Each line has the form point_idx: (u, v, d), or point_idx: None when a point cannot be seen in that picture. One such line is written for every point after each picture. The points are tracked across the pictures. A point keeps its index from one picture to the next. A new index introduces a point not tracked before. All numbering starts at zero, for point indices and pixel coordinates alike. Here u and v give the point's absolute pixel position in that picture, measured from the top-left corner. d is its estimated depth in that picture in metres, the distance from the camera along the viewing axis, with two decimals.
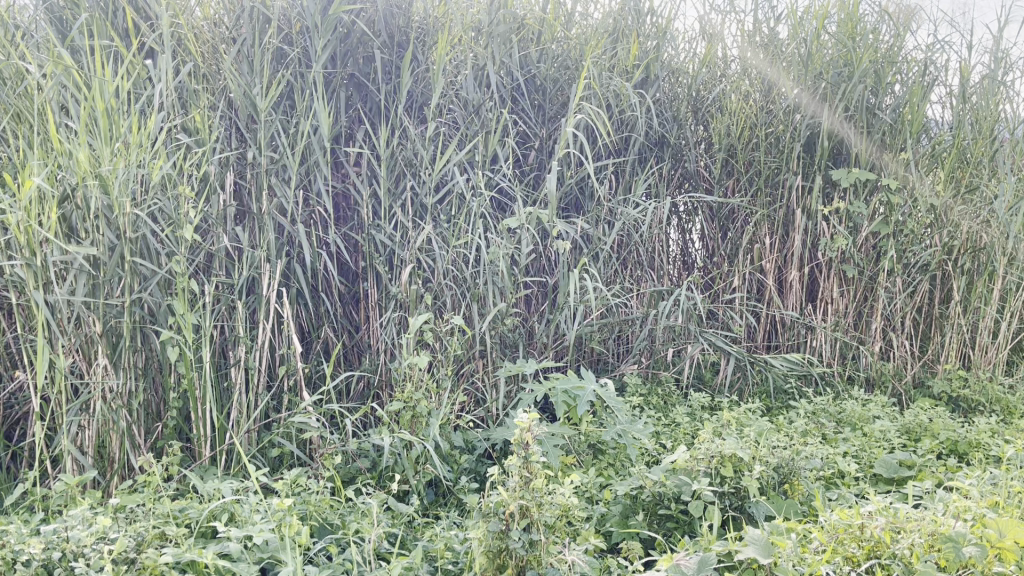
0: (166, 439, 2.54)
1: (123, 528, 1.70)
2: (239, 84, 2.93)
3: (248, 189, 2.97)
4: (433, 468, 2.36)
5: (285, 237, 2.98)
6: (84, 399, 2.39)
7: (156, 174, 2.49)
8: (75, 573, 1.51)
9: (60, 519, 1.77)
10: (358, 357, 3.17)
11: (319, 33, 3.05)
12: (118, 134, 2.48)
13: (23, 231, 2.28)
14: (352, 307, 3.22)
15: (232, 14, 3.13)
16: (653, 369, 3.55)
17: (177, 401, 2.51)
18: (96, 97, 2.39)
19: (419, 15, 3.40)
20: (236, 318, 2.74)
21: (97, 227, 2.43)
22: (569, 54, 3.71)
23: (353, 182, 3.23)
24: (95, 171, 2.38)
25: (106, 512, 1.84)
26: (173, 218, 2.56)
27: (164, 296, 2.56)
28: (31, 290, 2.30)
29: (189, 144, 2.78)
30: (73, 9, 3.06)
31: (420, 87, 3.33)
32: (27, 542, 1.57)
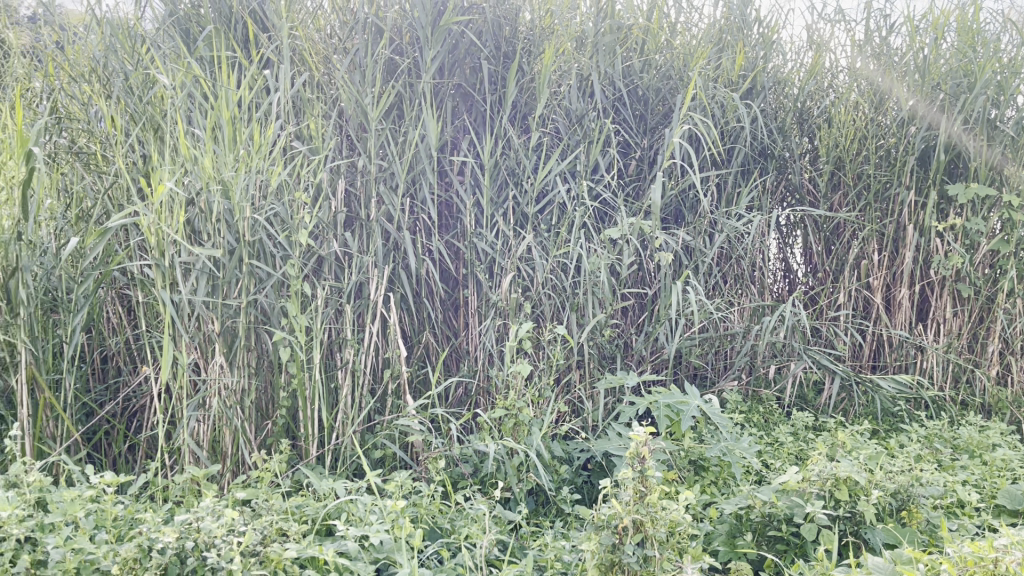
0: (275, 437, 2.62)
1: (249, 521, 1.76)
2: (351, 93, 3.02)
3: (357, 196, 3.05)
4: (535, 477, 2.37)
5: (391, 243, 3.04)
6: (203, 395, 2.49)
7: (275, 179, 2.59)
8: (207, 564, 1.59)
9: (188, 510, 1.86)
10: (457, 363, 3.20)
11: (429, 45, 3.11)
12: (241, 141, 2.59)
13: (153, 233, 2.41)
14: (451, 314, 3.26)
15: (346, 26, 3.23)
16: (753, 386, 3.47)
17: (288, 400, 2.60)
18: (222, 106, 2.51)
19: (526, 26, 3.43)
20: (343, 321, 2.81)
21: (219, 230, 2.54)
22: (673, 64, 3.67)
23: (457, 191, 3.27)
24: (219, 177, 2.49)
25: (228, 506, 1.92)
26: (289, 222, 2.65)
27: (278, 298, 2.66)
28: (158, 289, 2.42)
29: (304, 151, 2.88)
30: (199, 22, 3.23)
31: (525, 96, 3.36)
32: (161, 531, 1.65)
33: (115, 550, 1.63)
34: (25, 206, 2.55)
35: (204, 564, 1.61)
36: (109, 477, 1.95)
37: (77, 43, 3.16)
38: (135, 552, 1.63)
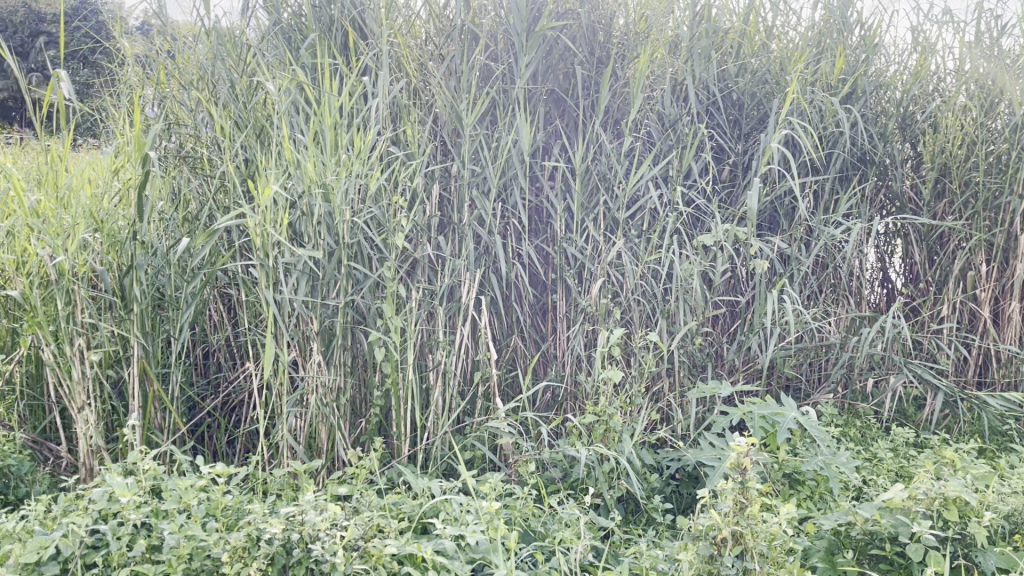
0: (369, 435, 2.68)
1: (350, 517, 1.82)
2: (446, 99, 3.07)
3: (450, 201, 3.10)
4: (626, 484, 2.36)
5: (483, 247, 3.07)
6: (301, 392, 2.57)
7: (373, 183, 2.65)
8: (313, 556, 1.64)
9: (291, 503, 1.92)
10: (546, 367, 3.21)
11: (524, 50, 3.13)
12: (342, 146, 2.67)
13: (260, 234, 2.50)
14: (540, 318, 3.26)
15: (442, 33, 3.29)
16: (850, 399, 3.36)
17: (381, 399, 2.65)
18: (325, 113, 2.59)
19: (620, 31, 3.42)
20: (435, 323, 2.85)
21: (319, 233, 2.61)
22: (770, 68, 3.59)
23: (548, 195, 3.27)
24: (321, 181, 2.57)
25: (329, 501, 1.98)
26: (386, 226, 2.71)
27: (374, 299, 2.72)
28: (262, 289, 2.51)
29: (401, 156, 2.94)
30: (301, 31, 3.33)
31: (618, 101, 3.34)
32: (269, 521, 1.72)
33: (226, 539, 1.70)
34: (140, 208, 2.68)
35: (310, 556, 1.67)
36: (216, 469, 2.03)
37: (186, 52, 3.30)
38: (244, 541, 1.70)
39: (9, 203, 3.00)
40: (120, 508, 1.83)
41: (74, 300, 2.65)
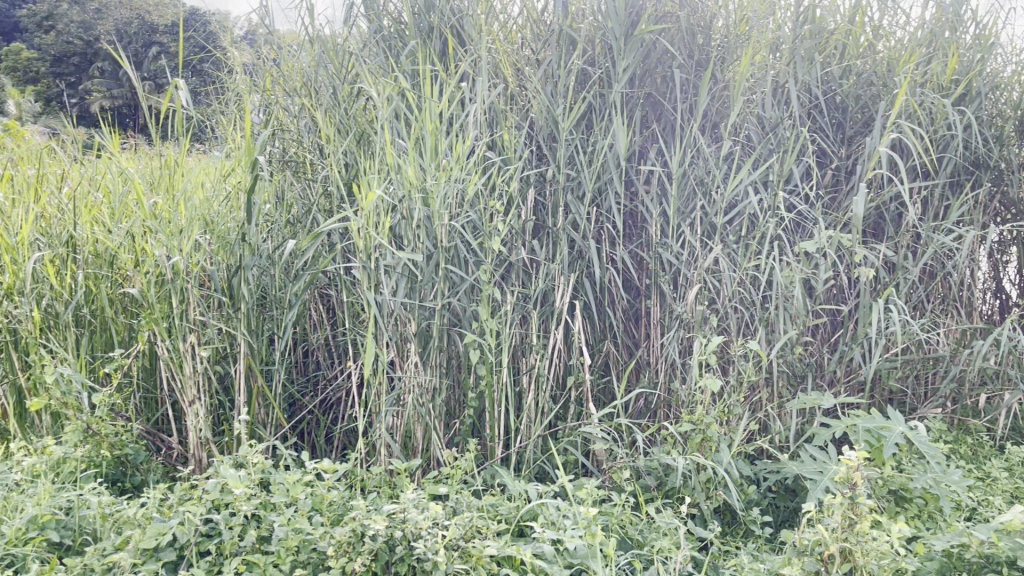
0: (463, 436, 2.71)
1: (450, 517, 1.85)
2: (544, 104, 3.08)
3: (546, 205, 3.10)
4: (724, 495, 2.32)
5: (577, 252, 3.07)
6: (398, 392, 2.62)
7: (472, 188, 2.68)
8: (416, 554, 1.68)
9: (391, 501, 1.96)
10: (639, 373, 3.18)
11: (622, 55, 3.10)
12: (442, 151, 2.71)
13: (362, 237, 2.56)
14: (634, 324, 3.24)
15: (540, 38, 3.30)
16: (960, 415, 3.21)
17: (476, 401, 2.68)
18: (426, 119, 2.63)
19: (720, 33, 3.36)
20: (530, 327, 2.86)
21: (419, 236, 2.66)
22: (876, 70, 3.47)
23: (643, 200, 3.24)
24: (421, 185, 2.62)
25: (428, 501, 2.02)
26: (483, 230, 2.74)
27: (470, 302, 2.75)
28: (364, 290, 2.57)
29: (498, 161, 2.97)
30: (402, 39, 3.40)
31: (717, 104, 3.28)
32: (373, 518, 1.76)
33: (332, 533, 1.76)
34: (249, 211, 2.79)
35: (412, 553, 1.70)
36: (321, 464, 2.10)
37: (291, 60, 3.41)
38: (349, 536, 1.75)
39: (128, 206, 3.16)
40: (232, 499, 1.91)
41: (188, 298, 2.78)
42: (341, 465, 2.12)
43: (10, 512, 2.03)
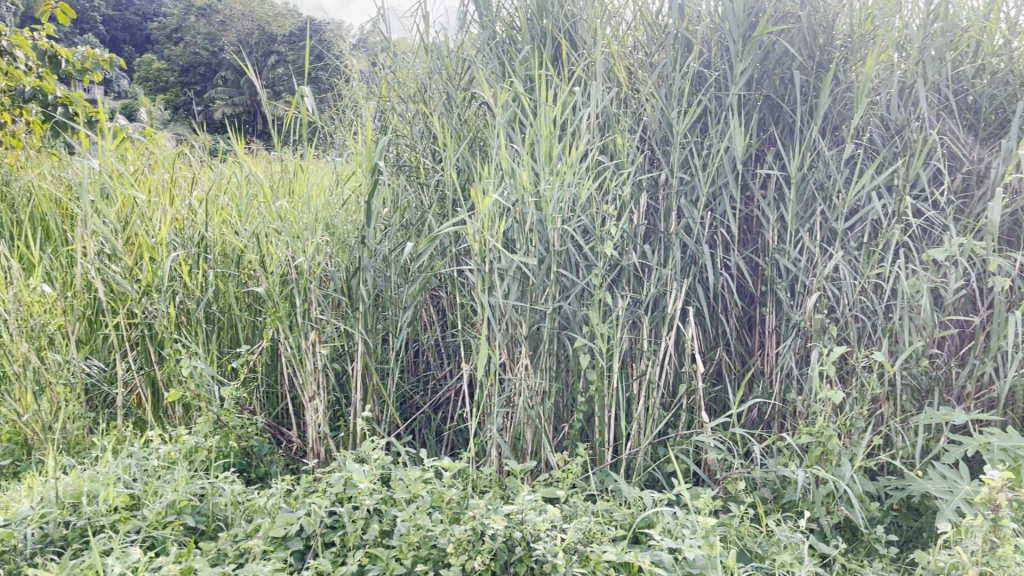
0: (572, 440, 2.71)
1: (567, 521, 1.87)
2: (658, 108, 3.04)
3: (658, 210, 3.07)
4: (846, 511, 2.24)
5: (690, 257, 3.01)
6: (510, 394, 2.64)
7: (585, 192, 2.68)
8: (535, 556, 1.71)
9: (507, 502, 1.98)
10: (752, 382, 3.10)
11: (739, 57, 3.03)
12: (556, 155, 2.71)
13: (477, 241, 2.60)
14: (747, 332, 3.16)
15: (654, 42, 3.26)
16: None
17: (586, 406, 2.67)
18: (541, 123, 2.65)
19: (843, 33, 3.24)
20: (641, 332, 2.83)
21: (532, 240, 2.68)
22: (1014, 69, 3.27)
23: (759, 205, 3.16)
24: (535, 190, 2.63)
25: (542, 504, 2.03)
26: (595, 234, 2.73)
27: (581, 306, 2.74)
28: (478, 293, 2.61)
29: (611, 166, 2.95)
30: (516, 45, 3.43)
31: (839, 107, 3.16)
32: (492, 517, 1.80)
33: (452, 531, 1.80)
34: (368, 214, 2.87)
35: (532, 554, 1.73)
36: (439, 462, 2.15)
37: (406, 67, 3.49)
38: (469, 535, 1.79)
39: (254, 208, 3.30)
40: (356, 493, 1.98)
41: (310, 298, 2.89)
42: (458, 464, 2.17)
43: (151, 496, 2.17)
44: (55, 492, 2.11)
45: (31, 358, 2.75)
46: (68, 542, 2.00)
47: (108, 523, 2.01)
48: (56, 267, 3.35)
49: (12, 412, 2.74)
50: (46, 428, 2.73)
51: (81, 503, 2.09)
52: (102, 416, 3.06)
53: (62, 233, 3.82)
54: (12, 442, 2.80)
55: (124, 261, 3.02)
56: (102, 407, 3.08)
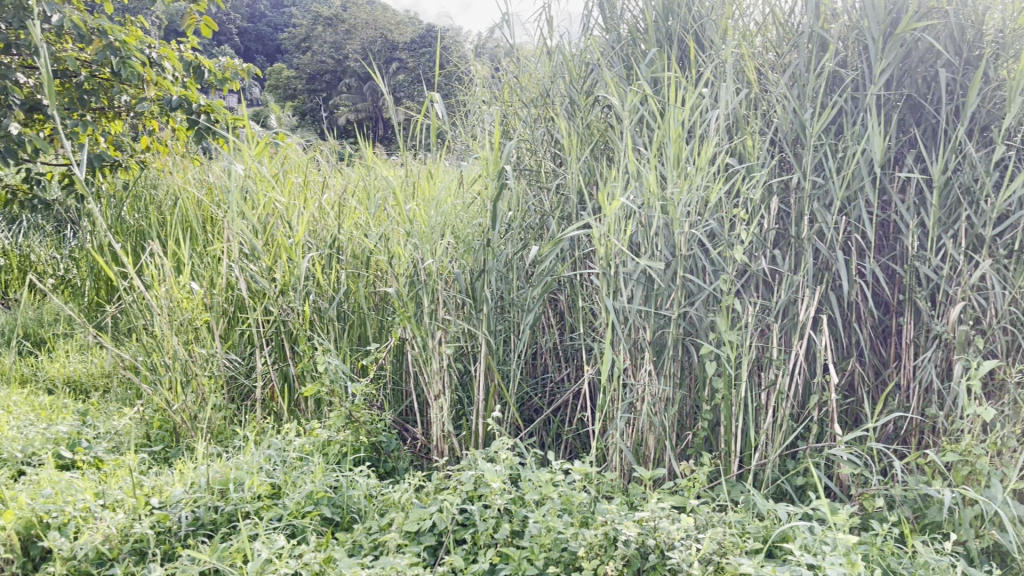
0: (697, 448, 2.66)
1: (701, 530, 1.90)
2: (791, 109, 2.94)
3: (790, 214, 2.96)
4: (996, 535, 2.12)
5: (823, 263, 2.90)
6: (634, 399, 2.62)
7: (714, 195, 2.61)
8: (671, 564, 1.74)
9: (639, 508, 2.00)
10: (888, 395, 2.95)
11: (880, 55, 2.89)
12: (684, 157, 2.66)
13: (603, 244, 2.58)
14: (883, 342, 3.01)
15: (788, 41, 3.15)
16: None
17: (711, 414, 2.62)
18: (670, 126, 2.60)
19: (995, 26, 3.03)
20: (769, 340, 2.74)
21: (658, 244, 2.64)
22: None
23: (898, 209, 3.00)
24: (662, 194, 2.59)
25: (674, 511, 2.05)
26: (724, 238, 2.66)
27: (708, 312, 2.69)
28: (603, 297, 2.60)
29: (740, 169, 2.87)
30: (641, 46, 3.37)
31: (989, 105, 2.97)
32: (626, 523, 1.84)
33: (584, 534, 1.85)
34: (493, 217, 2.90)
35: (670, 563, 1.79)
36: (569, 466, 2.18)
37: (528, 72, 3.48)
38: (602, 539, 1.84)
39: (383, 211, 3.40)
40: (488, 492, 2.03)
41: (437, 299, 2.95)
42: (587, 469, 2.18)
43: (291, 486, 2.28)
44: (205, 479, 2.26)
45: (180, 351, 2.94)
46: (218, 526, 2.14)
47: (253, 510, 2.13)
48: (202, 266, 3.56)
49: (163, 402, 2.93)
50: (192, 418, 2.91)
51: (228, 490, 2.22)
52: (242, 407, 3.23)
53: (206, 233, 4.06)
54: (163, 429, 3.00)
55: (263, 262, 3.18)
56: (241, 399, 3.25)
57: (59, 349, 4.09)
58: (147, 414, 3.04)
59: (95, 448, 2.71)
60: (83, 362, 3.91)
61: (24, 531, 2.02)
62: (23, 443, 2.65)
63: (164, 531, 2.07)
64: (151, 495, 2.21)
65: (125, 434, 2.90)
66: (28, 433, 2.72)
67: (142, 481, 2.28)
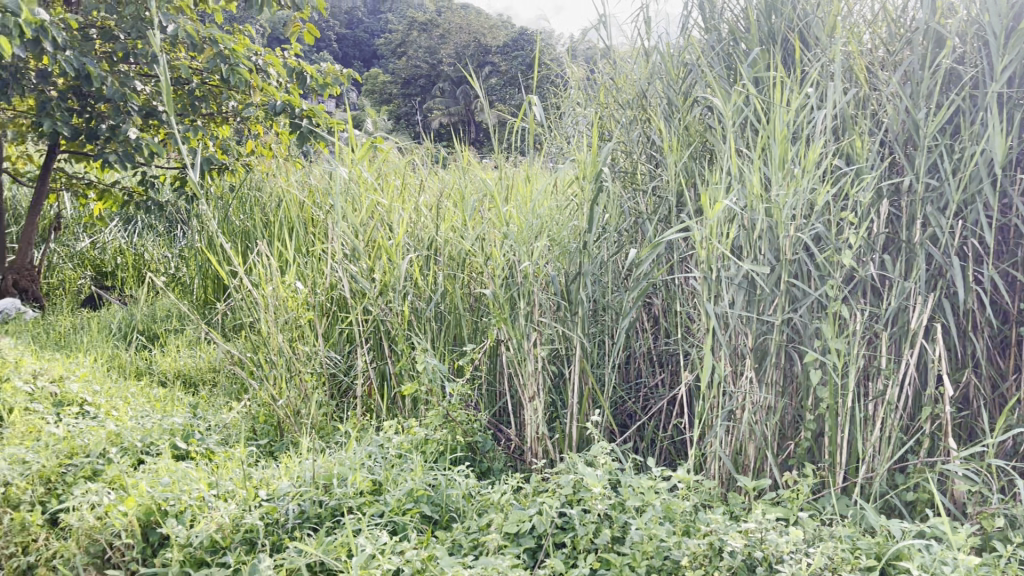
0: (799, 458, 2.58)
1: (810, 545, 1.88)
2: (904, 108, 2.81)
3: (901, 217, 2.84)
4: None
5: (937, 269, 2.77)
6: (734, 407, 2.56)
7: (821, 198, 2.53)
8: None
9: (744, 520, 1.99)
10: (1006, 410, 2.80)
11: (1002, 50, 2.74)
12: (789, 159, 2.58)
13: (704, 248, 2.53)
14: (1001, 353, 2.86)
15: (901, 38, 3.02)
16: None
17: (815, 424, 2.54)
18: (775, 126, 2.53)
19: None
20: (878, 349, 2.64)
21: (761, 248, 2.58)
22: None
23: (1020, 213, 2.84)
24: (766, 197, 2.53)
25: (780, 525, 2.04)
26: (831, 242, 2.57)
27: (813, 318, 2.61)
28: (704, 302, 2.55)
29: (849, 170, 2.77)
30: (737, 46, 3.24)
31: None
32: (731, 534, 1.84)
33: (687, 543, 1.86)
34: (590, 219, 2.89)
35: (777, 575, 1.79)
36: (673, 475, 2.16)
37: (624, 74, 3.40)
38: (707, 550, 1.86)
39: (479, 213, 3.42)
40: (587, 497, 2.03)
41: (534, 301, 2.96)
42: (690, 477, 2.17)
43: (391, 483, 2.33)
44: (310, 473, 2.33)
45: (285, 348, 3.04)
46: (322, 519, 2.19)
47: (355, 506, 2.18)
48: (305, 266, 3.67)
49: (269, 397, 3.03)
50: (296, 413, 3.00)
51: (331, 484, 2.28)
52: (341, 404, 3.31)
53: (308, 234, 4.19)
54: (268, 424, 3.10)
55: (363, 262, 3.25)
56: (341, 396, 3.34)
57: (171, 344, 4.29)
58: (254, 408, 3.15)
59: (207, 439, 2.84)
60: (193, 357, 4.09)
61: (144, 518, 2.16)
62: (141, 433, 2.78)
63: (272, 522, 2.14)
64: (259, 488, 2.30)
65: (234, 427, 3.02)
66: (145, 424, 2.86)
67: (253, 474, 2.37)
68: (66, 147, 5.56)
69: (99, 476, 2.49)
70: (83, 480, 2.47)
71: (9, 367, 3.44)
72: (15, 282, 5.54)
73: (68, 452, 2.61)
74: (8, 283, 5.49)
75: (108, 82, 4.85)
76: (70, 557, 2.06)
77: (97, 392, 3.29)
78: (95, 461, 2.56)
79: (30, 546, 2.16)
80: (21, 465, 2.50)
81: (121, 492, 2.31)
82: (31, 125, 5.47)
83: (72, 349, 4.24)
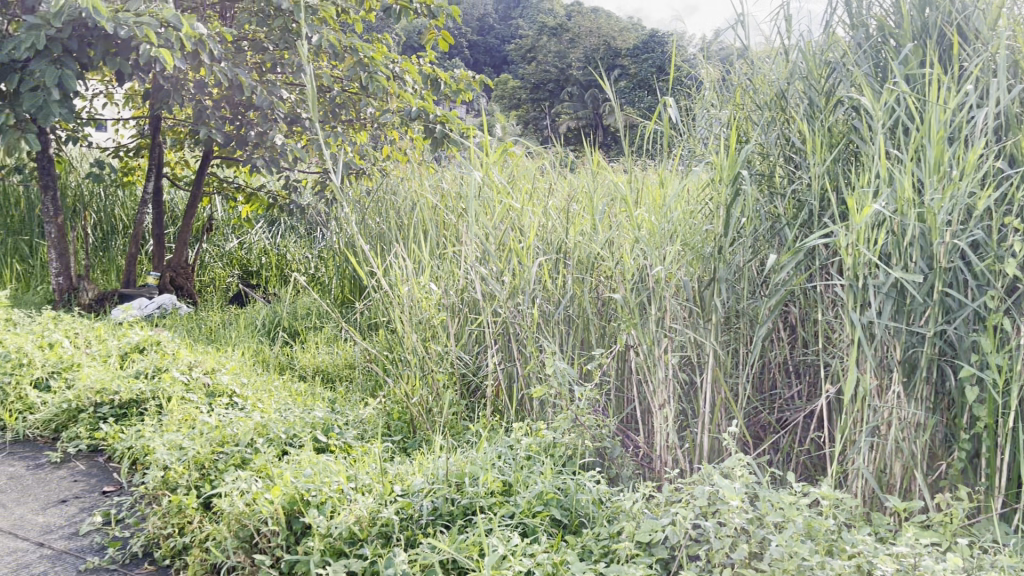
0: (951, 480, 2.43)
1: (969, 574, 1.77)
2: None
3: None
4: None
5: None
6: (880, 423, 2.43)
7: (981, 203, 2.36)
8: None
9: (894, 544, 1.89)
10: None
11: None
12: (945, 161, 2.43)
13: (850, 254, 2.42)
14: None
15: None
16: None
17: (970, 444, 2.37)
18: (931, 127, 2.38)
19: None
20: None
21: (912, 255, 2.44)
22: None
23: None
24: (919, 201, 2.39)
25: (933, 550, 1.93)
26: (991, 250, 2.40)
27: (969, 331, 2.44)
28: (848, 311, 2.43)
29: (1012, 172, 2.58)
30: (886, 42, 3.08)
31: None
32: (881, 557, 1.75)
33: (831, 564, 1.79)
34: (726, 224, 2.81)
35: None
36: (816, 491, 2.07)
37: (762, 74, 3.19)
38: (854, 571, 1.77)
39: (610, 217, 3.39)
40: (724, 509, 1.99)
41: (665, 307, 2.88)
42: (832, 494, 2.08)
43: (522, 484, 2.34)
44: (443, 471, 2.37)
45: (419, 348, 3.11)
46: (454, 517, 2.23)
47: (486, 506, 2.21)
48: (439, 268, 3.76)
49: (403, 395, 3.12)
50: (428, 411, 3.07)
51: (464, 483, 2.32)
52: (471, 404, 3.36)
53: (440, 236, 4.29)
54: (401, 421, 3.18)
55: (494, 264, 3.31)
56: (471, 396, 3.39)
57: (311, 341, 4.49)
58: (388, 405, 3.25)
59: (344, 434, 2.94)
60: (331, 354, 4.26)
61: (288, 506, 2.26)
62: (285, 425, 2.91)
63: (406, 517, 2.20)
64: (394, 483, 2.37)
65: (369, 423, 3.12)
66: (289, 416, 3.00)
67: (388, 471, 2.44)
68: (219, 153, 5.91)
69: (247, 464, 2.63)
70: (233, 467, 2.61)
71: (168, 358, 3.69)
72: (172, 279, 5.93)
73: (220, 441, 2.77)
74: (166, 280, 5.89)
75: (258, 91, 5.13)
76: (222, 540, 2.20)
77: (245, 384, 3.48)
78: (243, 450, 2.70)
79: (187, 527, 2.32)
80: (180, 451, 2.72)
81: (267, 481, 2.43)
82: (189, 132, 5.86)
83: (222, 343, 4.51)
